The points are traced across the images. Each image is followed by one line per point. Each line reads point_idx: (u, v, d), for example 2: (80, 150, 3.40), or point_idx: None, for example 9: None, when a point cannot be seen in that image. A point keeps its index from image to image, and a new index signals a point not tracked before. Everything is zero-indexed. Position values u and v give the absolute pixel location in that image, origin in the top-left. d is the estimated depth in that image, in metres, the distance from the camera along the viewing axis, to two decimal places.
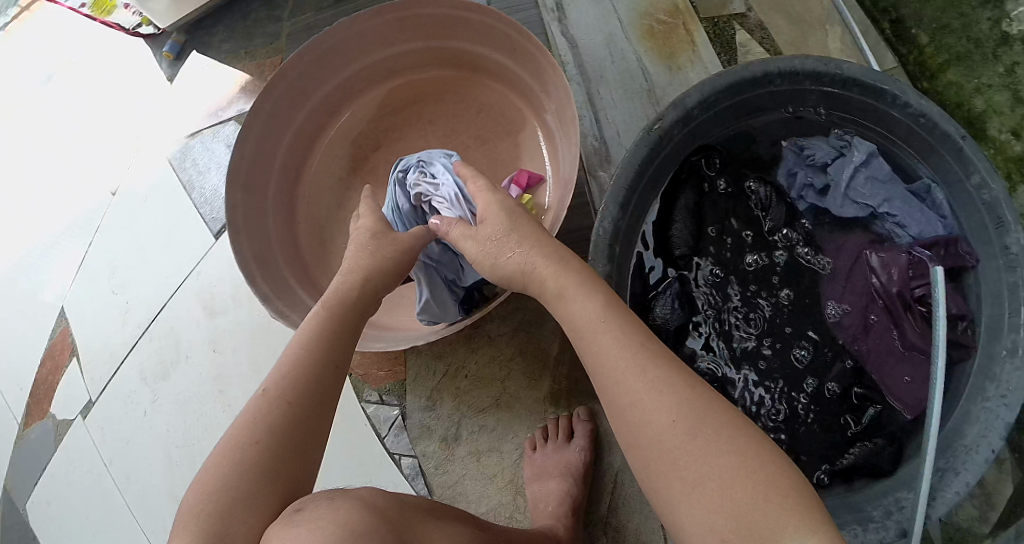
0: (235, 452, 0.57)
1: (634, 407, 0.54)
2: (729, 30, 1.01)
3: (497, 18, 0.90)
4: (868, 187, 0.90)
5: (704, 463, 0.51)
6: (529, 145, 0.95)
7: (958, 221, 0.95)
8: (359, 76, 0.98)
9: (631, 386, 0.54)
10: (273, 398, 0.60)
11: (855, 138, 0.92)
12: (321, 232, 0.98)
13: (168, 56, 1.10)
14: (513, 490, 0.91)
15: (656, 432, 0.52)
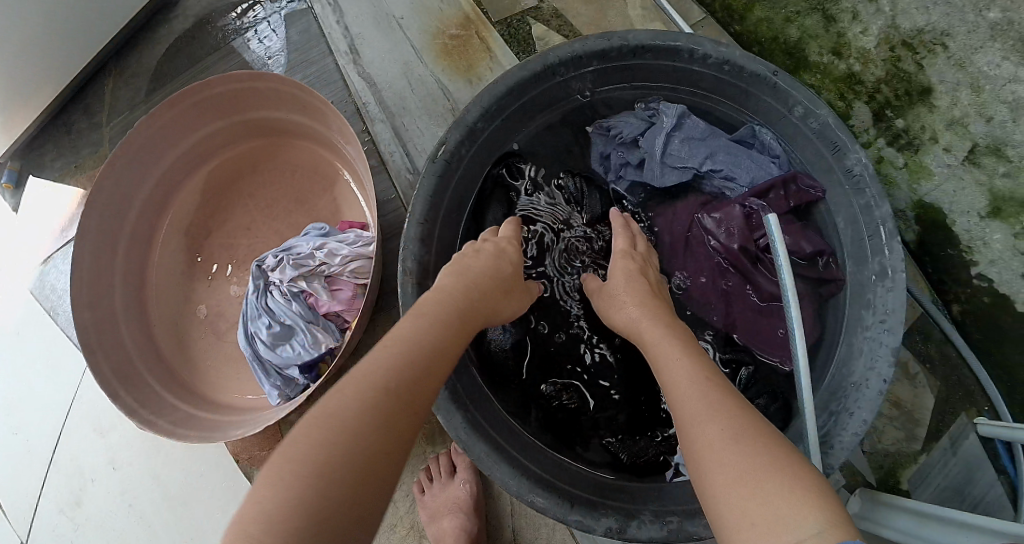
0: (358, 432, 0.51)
1: (696, 421, 0.58)
2: (525, 27, 1.03)
3: (280, 82, 0.90)
4: (685, 150, 0.90)
5: (747, 461, 0.52)
6: (345, 197, 0.98)
7: (791, 156, 0.92)
8: (176, 167, 0.98)
9: (694, 403, 0.59)
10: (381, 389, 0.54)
11: (660, 105, 0.91)
12: (176, 328, 0.98)
13: (6, 187, 1.08)
14: (416, 536, 0.92)
15: (711, 444, 0.55)
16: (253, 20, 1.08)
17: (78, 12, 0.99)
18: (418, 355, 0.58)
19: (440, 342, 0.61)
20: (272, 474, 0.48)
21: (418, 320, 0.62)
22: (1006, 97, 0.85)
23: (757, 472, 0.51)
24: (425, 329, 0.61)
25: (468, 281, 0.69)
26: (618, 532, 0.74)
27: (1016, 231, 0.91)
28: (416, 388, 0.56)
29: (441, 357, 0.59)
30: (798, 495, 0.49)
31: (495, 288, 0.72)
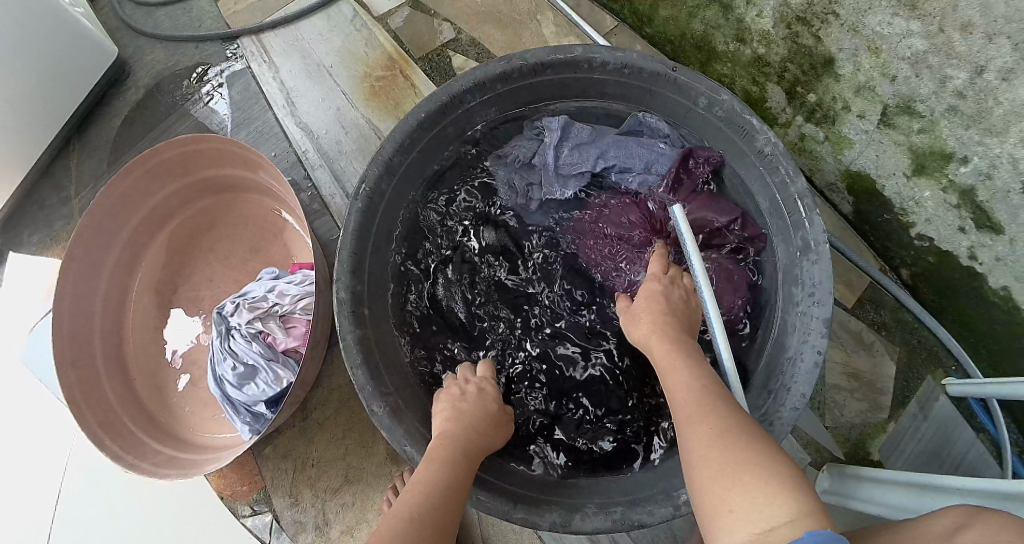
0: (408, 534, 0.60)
1: (689, 420, 0.61)
2: (446, 60, 1.12)
3: (224, 142, 0.98)
4: (576, 156, 0.96)
5: (731, 454, 0.55)
6: (293, 241, 1.07)
7: (679, 133, 0.96)
8: (139, 231, 1.06)
9: (688, 404, 0.63)
10: (425, 510, 0.64)
11: (545, 119, 0.98)
12: (154, 378, 1.05)
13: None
14: None
15: (698, 441, 0.58)
16: (203, 82, 1.18)
17: (33, 100, 1.10)
18: (438, 498, 0.65)
19: (463, 474, 0.70)
20: None
21: (432, 463, 0.70)
22: (904, 52, 0.86)
23: (738, 464, 0.54)
24: (438, 469, 0.69)
25: (469, 418, 0.77)
26: (563, 525, 0.76)
27: (942, 186, 0.93)
28: (442, 521, 0.63)
29: (459, 497, 0.68)
30: (771, 482, 0.52)
31: (494, 420, 0.80)
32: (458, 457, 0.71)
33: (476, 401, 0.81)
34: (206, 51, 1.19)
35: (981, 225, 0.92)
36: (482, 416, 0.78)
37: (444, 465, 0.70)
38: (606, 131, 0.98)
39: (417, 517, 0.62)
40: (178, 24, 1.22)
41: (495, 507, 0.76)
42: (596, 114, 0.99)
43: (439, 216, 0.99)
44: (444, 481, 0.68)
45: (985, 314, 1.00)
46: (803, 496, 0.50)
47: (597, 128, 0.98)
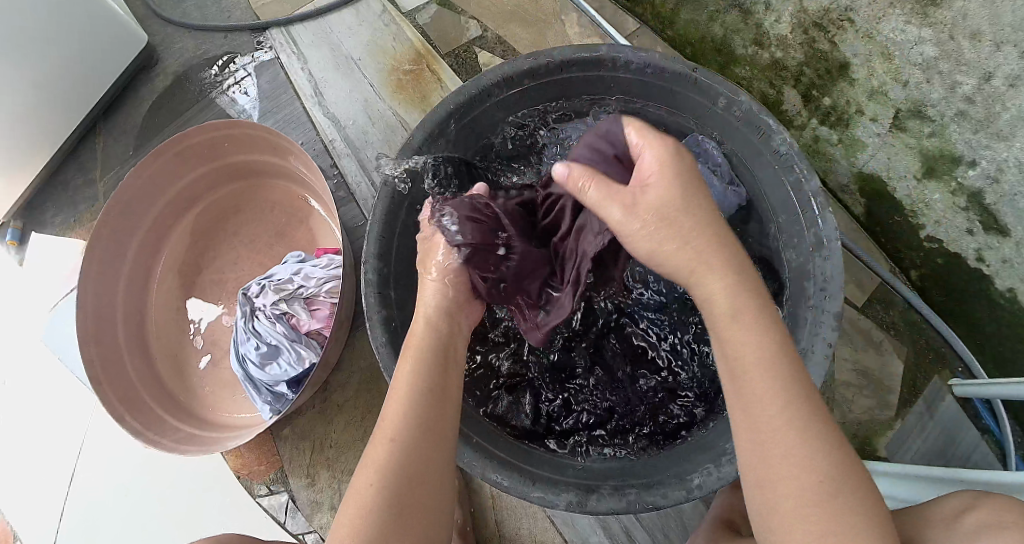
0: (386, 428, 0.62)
1: (788, 460, 0.54)
2: (471, 56, 1.15)
3: (254, 128, 1.01)
4: None
5: (837, 515, 0.52)
6: (319, 227, 1.09)
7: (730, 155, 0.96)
8: (166, 213, 1.07)
9: (788, 442, 0.54)
10: (401, 396, 0.64)
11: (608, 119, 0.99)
12: (174, 358, 1.07)
13: (11, 244, 1.20)
14: None
15: (797, 496, 0.53)
16: (230, 72, 1.21)
17: (63, 83, 1.13)
18: (418, 402, 0.63)
19: (438, 363, 0.68)
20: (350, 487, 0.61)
21: (413, 358, 0.67)
22: (916, 58, 0.90)
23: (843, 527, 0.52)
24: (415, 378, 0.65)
25: (437, 317, 0.72)
26: (578, 505, 0.77)
27: (951, 189, 0.95)
28: (419, 409, 0.63)
29: (443, 387, 0.66)
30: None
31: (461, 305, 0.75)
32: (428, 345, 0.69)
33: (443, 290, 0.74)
34: (234, 40, 1.22)
35: (988, 228, 0.95)
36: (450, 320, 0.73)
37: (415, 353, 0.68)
38: None
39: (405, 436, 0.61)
40: (207, 13, 1.25)
41: (512, 485, 0.77)
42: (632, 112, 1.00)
43: None
44: (416, 369, 0.66)
45: (991, 316, 1.03)
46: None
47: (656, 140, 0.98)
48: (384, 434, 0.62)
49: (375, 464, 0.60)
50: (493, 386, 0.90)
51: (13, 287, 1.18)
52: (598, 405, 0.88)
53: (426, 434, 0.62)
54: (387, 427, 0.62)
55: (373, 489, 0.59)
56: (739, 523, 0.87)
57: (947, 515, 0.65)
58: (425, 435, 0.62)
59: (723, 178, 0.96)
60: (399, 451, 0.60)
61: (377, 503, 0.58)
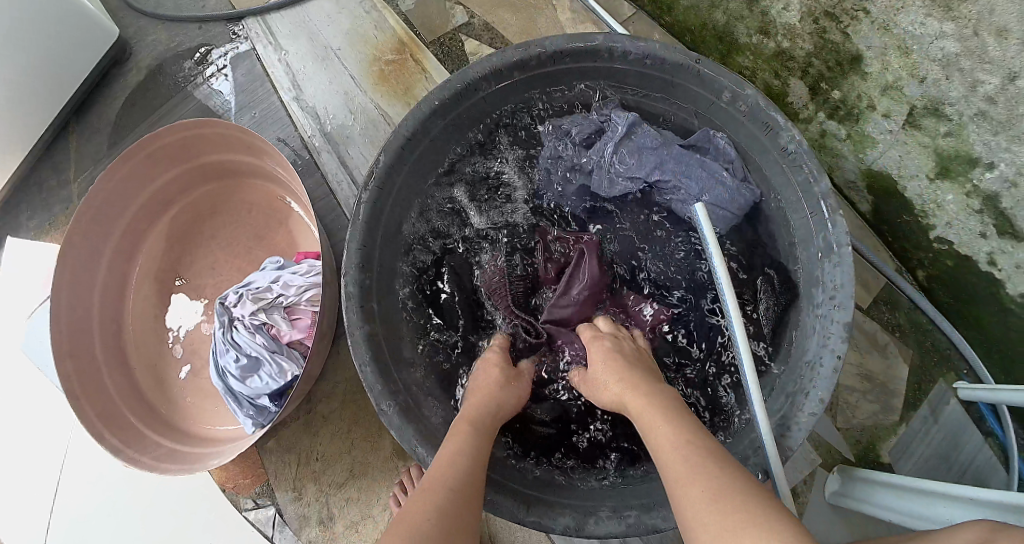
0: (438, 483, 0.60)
1: (679, 481, 0.55)
2: (458, 44, 1.08)
3: (228, 128, 0.95)
4: (634, 160, 0.90)
5: (726, 519, 0.50)
6: (300, 229, 1.04)
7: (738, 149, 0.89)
8: (139, 217, 1.02)
9: (677, 465, 0.56)
10: (453, 460, 0.63)
11: (612, 112, 0.92)
12: (155, 369, 1.03)
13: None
14: None
15: (693, 512, 0.52)
16: (205, 64, 1.14)
17: (34, 79, 1.06)
18: (470, 471, 0.62)
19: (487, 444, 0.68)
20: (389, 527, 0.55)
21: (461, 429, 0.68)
22: (936, 54, 0.82)
23: (737, 530, 0.49)
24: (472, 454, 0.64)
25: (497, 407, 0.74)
26: (576, 529, 0.75)
27: (966, 191, 0.90)
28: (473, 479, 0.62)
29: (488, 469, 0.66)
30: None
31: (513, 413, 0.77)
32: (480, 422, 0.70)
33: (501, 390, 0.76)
34: (208, 29, 1.15)
35: (1002, 232, 0.90)
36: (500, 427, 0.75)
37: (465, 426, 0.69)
38: (672, 139, 0.91)
39: (451, 498, 0.58)
40: (180, 2, 1.17)
41: (507, 509, 0.75)
42: (632, 104, 0.94)
43: (460, 205, 0.94)
44: (468, 440, 0.67)
45: (1001, 319, 0.99)
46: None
47: (663, 134, 0.91)
48: (436, 485, 0.59)
49: (424, 508, 0.56)
50: None
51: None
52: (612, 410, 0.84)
53: (475, 502, 0.60)
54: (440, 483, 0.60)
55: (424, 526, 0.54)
56: None
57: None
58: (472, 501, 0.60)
59: (735, 174, 0.89)
60: (449, 503, 0.57)
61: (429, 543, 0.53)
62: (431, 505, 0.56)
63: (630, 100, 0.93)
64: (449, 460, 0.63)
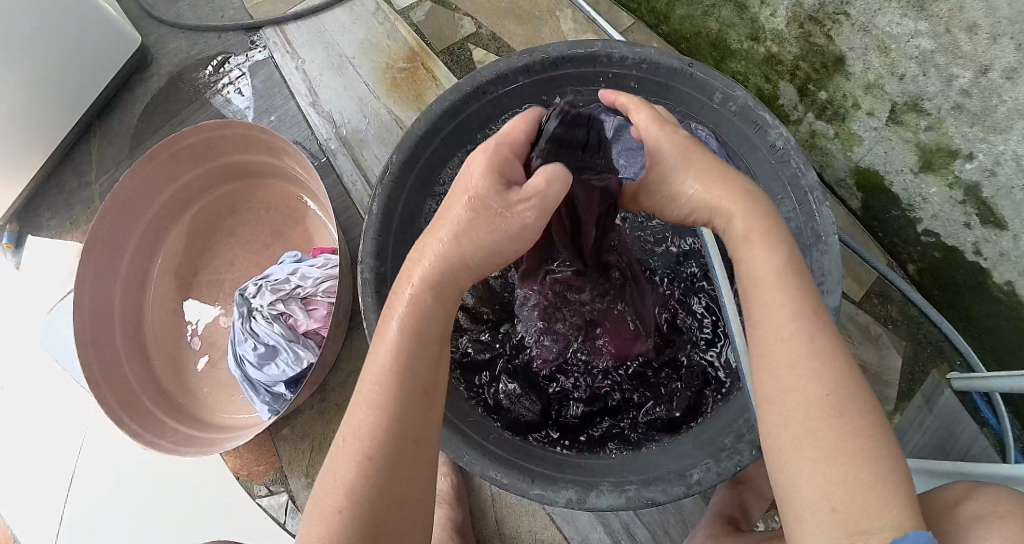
0: (363, 430, 0.55)
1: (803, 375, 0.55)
2: (466, 53, 1.15)
3: (249, 129, 1.00)
4: None
5: (846, 442, 0.53)
6: (316, 227, 1.09)
7: None
8: (162, 214, 1.07)
9: (803, 359, 0.56)
10: (375, 401, 0.55)
11: None
12: (171, 359, 1.07)
13: (7, 247, 1.20)
14: None
15: (807, 414, 0.54)
16: (224, 72, 1.21)
17: (53, 80, 1.12)
18: (398, 406, 0.55)
19: (425, 356, 0.58)
20: (321, 490, 0.56)
21: (399, 337, 0.58)
22: (912, 52, 0.88)
23: (854, 457, 0.53)
24: (403, 385, 0.56)
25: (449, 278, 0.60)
26: (578, 502, 0.77)
27: (948, 182, 0.95)
28: (404, 414, 0.56)
29: (426, 391, 0.57)
30: (888, 497, 0.52)
31: (480, 265, 0.61)
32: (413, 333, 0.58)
33: (461, 246, 0.59)
34: (228, 39, 1.22)
35: (985, 221, 0.94)
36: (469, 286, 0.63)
37: (395, 341, 0.58)
38: None
39: (386, 458, 0.54)
40: (201, 14, 1.24)
41: (513, 484, 0.77)
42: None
43: None
44: (396, 365, 0.56)
45: (990, 309, 1.03)
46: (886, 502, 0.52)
47: None
48: (359, 442, 0.55)
49: (344, 479, 0.54)
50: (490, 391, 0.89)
51: (7, 291, 1.18)
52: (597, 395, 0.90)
53: (407, 443, 0.55)
54: (365, 433, 0.55)
55: (347, 498, 0.54)
56: (738, 519, 0.89)
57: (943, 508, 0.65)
58: (406, 444, 0.55)
59: None
60: (372, 467, 0.54)
61: (353, 513, 0.53)
62: (353, 472, 0.54)
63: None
64: (376, 397, 0.56)
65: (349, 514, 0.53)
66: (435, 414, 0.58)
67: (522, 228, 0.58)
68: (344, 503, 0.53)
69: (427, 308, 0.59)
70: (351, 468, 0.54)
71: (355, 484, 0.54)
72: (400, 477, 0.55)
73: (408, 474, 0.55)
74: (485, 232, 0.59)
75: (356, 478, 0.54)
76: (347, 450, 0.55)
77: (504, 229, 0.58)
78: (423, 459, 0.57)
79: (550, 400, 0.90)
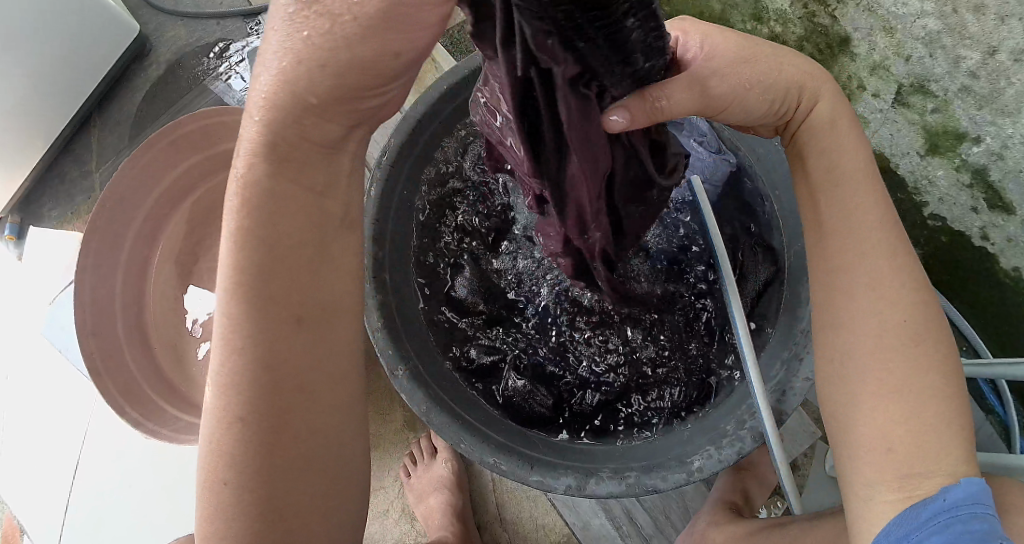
0: (228, 379, 0.49)
1: (872, 327, 0.60)
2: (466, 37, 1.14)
3: None
4: None
5: (907, 385, 0.57)
6: None
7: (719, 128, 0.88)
8: (162, 202, 1.07)
9: (870, 318, 0.60)
10: (230, 349, 0.48)
11: None
12: (173, 347, 1.07)
13: (9, 239, 1.21)
14: (409, 517, 1.05)
15: (874, 359, 0.59)
16: (223, 58, 1.20)
17: (56, 69, 1.12)
18: (256, 348, 0.48)
19: (279, 284, 0.48)
20: (203, 448, 0.51)
21: (237, 256, 0.47)
22: (918, 32, 0.89)
23: (912, 399, 0.57)
24: (248, 328, 0.48)
25: (273, 154, 0.46)
26: (578, 489, 0.77)
27: (955, 165, 0.94)
28: (266, 356, 0.48)
29: (280, 323, 0.49)
30: (950, 440, 0.56)
31: (309, 113, 0.45)
32: (253, 257, 0.47)
33: (272, 101, 0.44)
34: (226, 26, 1.21)
35: (993, 206, 0.93)
36: (328, 142, 0.48)
37: (232, 268, 0.47)
38: None
39: (256, 416, 0.49)
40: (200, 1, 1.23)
41: (511, 469, 0.77)
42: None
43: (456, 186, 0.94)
44: (242, 303, 0.48)
45: (998, 296, 1.02)
46: (942, 441, 0.56)
47: None
48: (225, 395, 0.49)
49: (219, 437, 0.49)
50: (492, 382, 0.88)
51: (10, 282, 1.19)
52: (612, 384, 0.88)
53: (272, 386, 0.49)
54: (229, 384, 0.49)
55: (229, 458, 0.49)
56: (740, 506, 0.89)
57: None
58: (275, 388, 0.49)
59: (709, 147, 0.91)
60: (244, 420, 0.49)
61: (239, 473, 0.49)
62: (228, 435, 0.49)
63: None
64: (232, 345, 0.48)
65: (234, 476, 0.49)
66: (303, 347, 0.50)
67: (358, 24, 0.40)
68: (228, 464, 0.49)
69: (269, 217, 0.47)
70: (225, 427, 0.49)
71: (231, 445, 0.49)
72: (283, 423, 0.50)
73: (289, 420, 0.50)
74: (311, 42, 0.41)
75: (232, 440, 0.49)
76: (213, 400, 0.50)
77: (338, 30, 0.40)
78: (304, 397, 0.51)
79: (560, 392, 0.88)
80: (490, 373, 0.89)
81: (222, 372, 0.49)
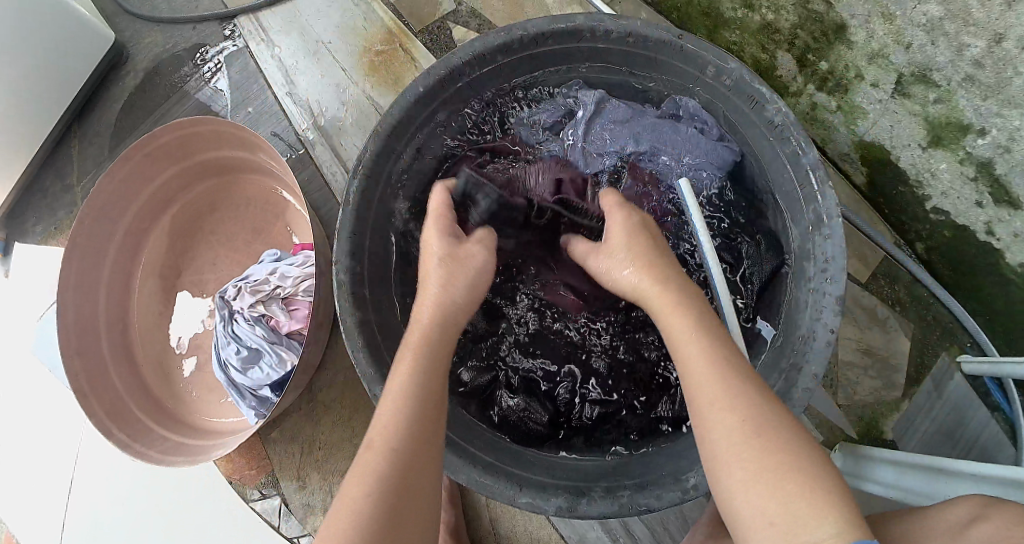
0: (378, 464, 0.55)
1: (713, 406, 0.54)
2: (446, 32, 1.10)
3: (222, 125, 0.96)
4: (608, 135, 0.92)
5: (762, 459, 0.51)
6: (295, 221, 1.06)
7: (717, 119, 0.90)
8: (142, 215, 1.04)
9: (708, 389, 0.55)
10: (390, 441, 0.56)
11: (579, 93, 0.94)
12: (160, 364, 1.06)
13: None
14: None
15: (726, 442, 0.53)
16: (200, 62, 1.16)
17: (31, 82, 1.09)
18: (413, 441, 0.56)
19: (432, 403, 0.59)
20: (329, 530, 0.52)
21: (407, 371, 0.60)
22: (919, 19, 0.82)
23: (771, 475, 0.51)
24: (409, 419, 0.57)
25: (433, 342, 0.63)
26: (569, 510, 0.74)
27: (959, 158, 0.89)
28: (420, 452, 0.56)
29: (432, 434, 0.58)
30: (824, 499, 0.49)
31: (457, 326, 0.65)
32: (427, 372, 0.60)
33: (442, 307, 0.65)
34: (202, 29, 1.17)
35: (998, 200, 0.89)
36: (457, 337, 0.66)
37: (404, 382, 0.59)
38: (646, 111, 0.93)
39: (394, 504, 0.53)
40: (175, 4, 1.19)
41: (499, 491, 0.75)
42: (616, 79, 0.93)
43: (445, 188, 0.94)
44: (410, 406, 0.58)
45: (1001, 291, 0.99)
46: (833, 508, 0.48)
47: (635, 107, 0.93)
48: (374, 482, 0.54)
49: (357, 516, 0.52)
50: (484, 399, 0.86)
51: None
52: (612, 395, 0.86)
53: (420, 482, 0.55)
54: (379, 467, 0.54)
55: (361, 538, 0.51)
56: None
57: (953, 523, 0.61)
58: (417, 485, 0.55)
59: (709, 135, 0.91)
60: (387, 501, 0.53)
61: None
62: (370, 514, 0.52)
63: (612, 75, 0.92)
64: (393, 437, 0.56)
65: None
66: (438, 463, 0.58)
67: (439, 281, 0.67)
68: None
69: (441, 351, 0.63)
70: (367, 508, 0.53)
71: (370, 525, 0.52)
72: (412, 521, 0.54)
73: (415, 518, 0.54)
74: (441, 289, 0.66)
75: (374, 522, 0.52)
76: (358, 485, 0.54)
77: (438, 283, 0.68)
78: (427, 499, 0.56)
79: (553, 406, 0.86)
80: (480, 389, 0.87)
81: (377, 460, 0.55)
